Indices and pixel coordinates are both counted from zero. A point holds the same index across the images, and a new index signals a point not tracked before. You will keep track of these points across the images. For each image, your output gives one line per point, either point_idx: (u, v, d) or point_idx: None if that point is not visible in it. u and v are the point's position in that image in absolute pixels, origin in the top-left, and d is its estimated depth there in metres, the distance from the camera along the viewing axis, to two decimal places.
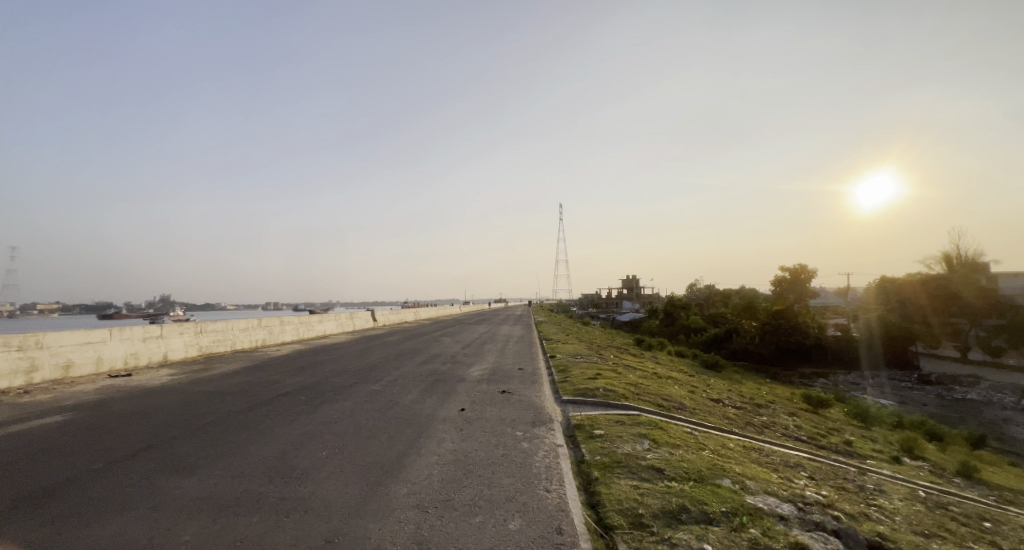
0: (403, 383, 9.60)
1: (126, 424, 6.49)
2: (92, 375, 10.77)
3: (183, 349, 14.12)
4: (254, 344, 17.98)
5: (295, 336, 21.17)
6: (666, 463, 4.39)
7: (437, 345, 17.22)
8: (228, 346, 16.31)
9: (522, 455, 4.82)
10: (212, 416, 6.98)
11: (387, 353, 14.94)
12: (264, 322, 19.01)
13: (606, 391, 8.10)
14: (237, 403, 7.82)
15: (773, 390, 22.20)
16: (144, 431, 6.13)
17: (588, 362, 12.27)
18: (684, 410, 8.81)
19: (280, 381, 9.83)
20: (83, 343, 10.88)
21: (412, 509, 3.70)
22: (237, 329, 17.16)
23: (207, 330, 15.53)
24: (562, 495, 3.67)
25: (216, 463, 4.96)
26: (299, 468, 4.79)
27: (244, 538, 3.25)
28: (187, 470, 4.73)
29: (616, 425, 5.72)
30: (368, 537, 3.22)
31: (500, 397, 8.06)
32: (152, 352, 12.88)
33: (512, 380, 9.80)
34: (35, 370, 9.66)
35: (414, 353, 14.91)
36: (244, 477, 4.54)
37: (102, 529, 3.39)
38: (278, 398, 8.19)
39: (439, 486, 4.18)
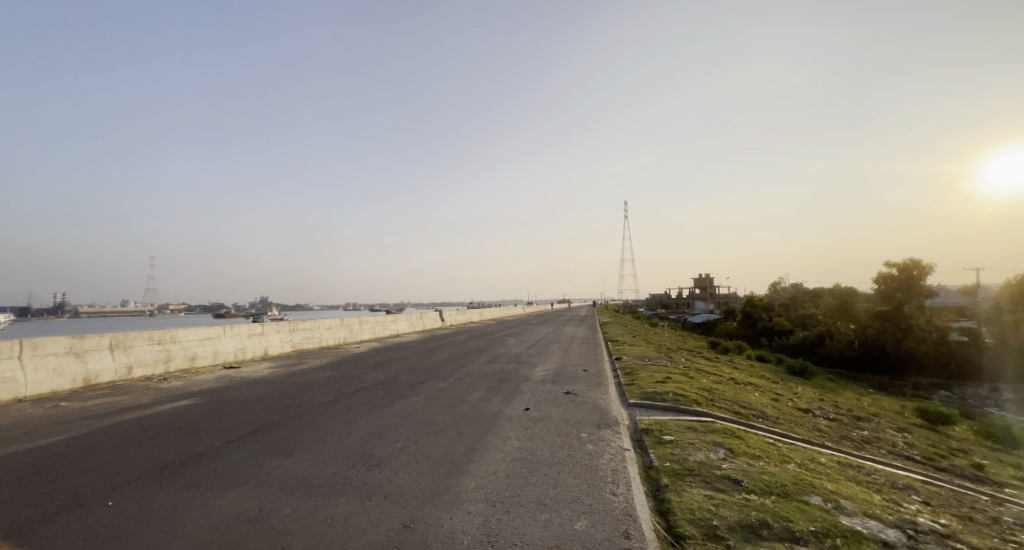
0: (470, 381, 9.94)
1: (236, 409, 7.47)
2: (211, 366, 12.52)
3: (280, 345, 15.89)
4: (338, 341, 19.71)
5: (372, 334, 22.82)
6: (744, 474, 4.12)
7: (501, 345, 17.53)
8: (316, 343, 18.02)
9: (587, 457, 4.81)
10: (304, 406, 7.79)
11: (455, 352, 15.54)
12: (346, 322, 20.74)
13: (676, 396, 7.74)
14: (324, 395, 8.64)
15: (879, 402, 19.53)
16: (252, 416, 7.02)
17: (657, 366, 11.77)
18: (766, 420, 8.13)
19: (361, 377, 10.68)
20: (204, 338, 12.69)
21: (480, 502, 3.86)
22: (323, 328, 18.93)
23: (299, 328, 17.33)
24: (629, 500, 3.61)
25: (310, 447, 5.56)
26: (378, 457, 5.20)
27: (334, 517, 3.62)
28: (287, 452, 5.37)
29: (687, 432, 5.46)
30: (441, 525, 3.42)
31: (565, 398, 8.05)
32: (256, 347, 14.66)
33: (577, 381, 9.73)
34: (169, 360, 11.46)
35: (480, 352, 15.35)
36: (332, 462, 5.04)
37: (223, 498, 3.98)
38: (359, 392, 8.94)
39: (506, 482, 4.32)
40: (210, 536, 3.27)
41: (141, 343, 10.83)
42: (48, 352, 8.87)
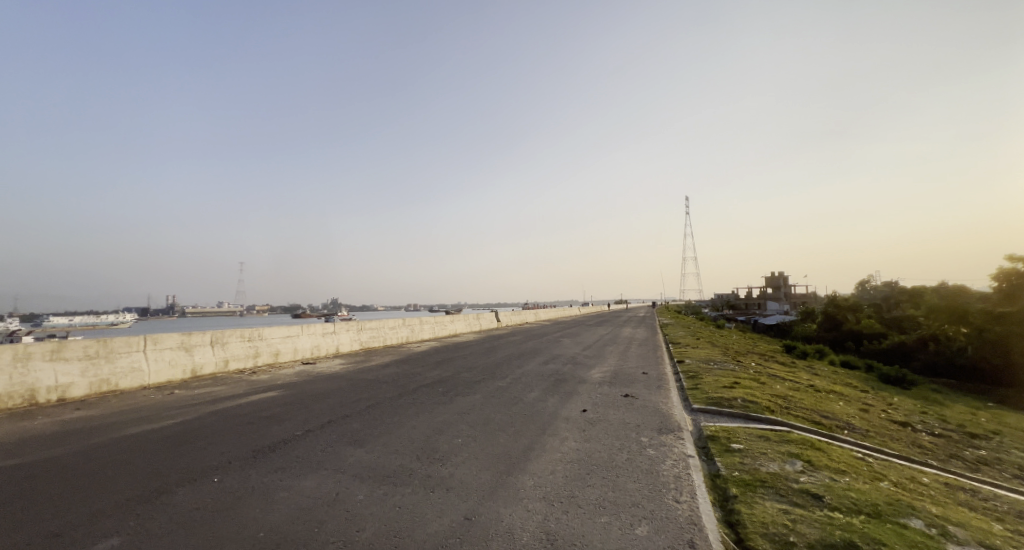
0: (527, 381, 10.00)
1: (314, 402, 8.15)
2: (292, 361, 13.75)
3: (350, 343, 17.06)
4: (401, 340, 20.75)
5: (432, 334, 23.73)
6: (827, 490, 3.78)
7: (557, 346, 17.43)
8: (381, 341, 19.11)
9: (648, 462, 4.68)
10: (372, 400, 8.32)
11: (511, 352, 15.74)
12: (408, 322, 21.78)
13: (745, 402, 7.26)
14: (390, 391, 9.16)
15: (1001, 418, 16.82)
16: (327, 409, 7.63)
17: (724, 370, 11.09)
18: (853, 432, 7.36)
19: (422, 374, 11.19)
20: (285, 336, 13.99)
21: (539, 501, 3.91)
22: (388, 328, 20.03)
23: (366, 327, 18.50)
24: (694, 508, 3.46)
25: (379, 439, 5.95)
26: (440, 451, 5.43)
27: (401, 505, 3.85)
28: (359, 442, 5.78)
29: (758, 441, 5.11)
30: (501, 520, 3.50)
31: (623, 401, 7.86)
32: (329, 344, 15.88)
33: (636, 384, 9.45)
34: (258, 355, 12.76)
35: (535, 352, 15.42)
36: (399, 454, 5.35)
37: (304, 481, 4.37)
38: (421, 388, 9.38)
39: (563, 482, 4.33)
40: (295, 514, 3.62)
41: (235, 339, 12.17)
42: (163, 347, 10.25)
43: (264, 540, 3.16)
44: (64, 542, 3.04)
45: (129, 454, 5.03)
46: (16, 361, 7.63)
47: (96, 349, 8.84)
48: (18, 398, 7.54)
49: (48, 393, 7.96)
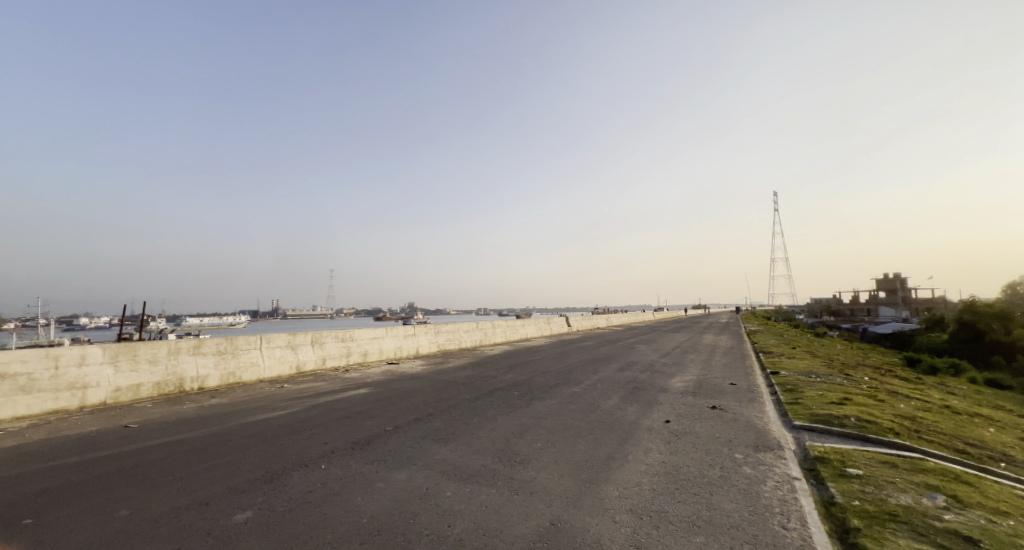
0: (603, 388, 9.76)
1: (400, 400, 8.70)
2: (379, 361, 14.82)
3: (428, 345, 18.00)
4: (475, 343, 21.44)
5: (504, 338, 24.18)
6: (981, 532, 3.19)
7: (632, 352, 16.78)
8: (457, 344, 19.88)
9: (745, 481, 4.31)
10: (452, 401, 8.67)
11: (584, 357, 15.46)
12: (481, 325, 22.45)
13: (860, 421, 6.40)
14: (468, 392, 9.49)
15: None
16: (412, 407, 8.10)
17: (828, 383, 9.89)
18: (1008, 464, 6.13)
19: (498, 377, 11.44)
20: (372, 337, 15.14)
21: (626, 513, 3.79)
22: (463, 331, 20.83)
23: (443, 330, 19.40)
24: (807, 537, 3.14)
25: (462, 439, 6.18)
26: (521, 454, 5.51)
27: (488, 505, 3.97)
28: (444, 441, 6.07)
29: (882, 467, 4.47)
30: (588, 529, 3.46)
31: (711, 413, 7.35)
32: (410, 346, 16.88)
33: (724, 395, 8.78)
34: (350, 355, 13.95)
35: (609, 358, 14.99)
36: (482, 454, 5.52)
37: (398, 474, 4.69)
38: (498, 391, 9.59)
39: (651, 495, 4.15)
40: (393, 504, 3.89)
41: (331, 340, 13.44)
42: (275, 345, 11.65)
43: (369, 526, 3.44)
44: (212, 511, 3.57)
45: (253, 439, 5.78)
46: (168, 355, 9.16)
47: (224, 346, 10.29)
48: (170, 386, 9.04)
49: (191, 382, 9.44)
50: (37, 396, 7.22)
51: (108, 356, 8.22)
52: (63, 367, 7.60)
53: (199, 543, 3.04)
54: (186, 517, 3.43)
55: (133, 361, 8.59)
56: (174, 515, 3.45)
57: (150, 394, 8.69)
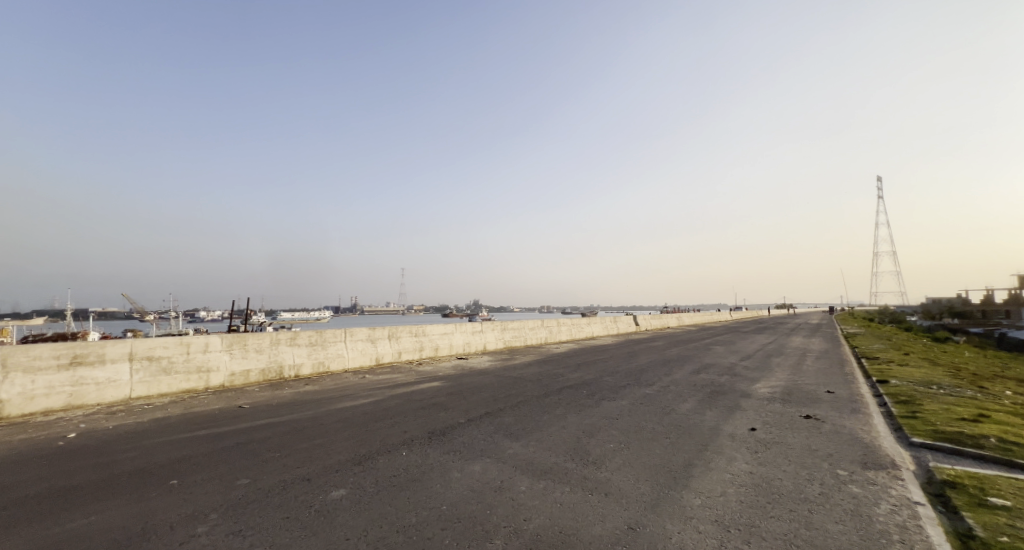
0: (678, 391, 9.28)
1: (470, 394, 8.98)
2: (449, 355, 15.44)
3: (495, 341, 18.37)
4: (540, 340, 21.49)
5: (570, 336, 23.94)
6: None
7: (708, 354, 15.76)
8: (522, 341, 20.06)
9: (851, 501, 3.84)
10: (520, 397, 8.76)
11: (655, 358, 14.79)
12: (546, 323, 22.44)
13: (1001, 443, 5.41)
14: (536, 389, 9.52)
15: None
16: (482, 401, 8.31)
17: (954, 396, 8.51)
18: None
19: (565, 375, 11.35)
20: (443, 333, 15.80)
21: (711, 523, 3.55)
22: (528, 328, 20.98)
23: (509, 327, 19.68)
24: None
25: (532, 435, 6.22)
26: (594, 454, 5.40)
27: (562, 502, 3.94)
28: (515, 436, 6.15)
29: None
30: (669, 537, 3.29)
31: (805, 423, 6.66)
32: (477, 342, 17.34)
33: (820, 404, 7.91)
34: (423, 349, 14.69)
35: (683, 360, 14.20)
36: (553, 451, 5.51)
37: (473, 466, 4.83)
38: (566, 389, 9.52)
39: (738, 507, 3.85)
40: (470, 494, 4.01)
41: (405, 335, 14.26)
42: (357, 338, 12.60)
43: (449, 513, 3.57)
44: (312, 486, 3.94)
45: (342, 423, 6.31)
46: (271, 345, 10.31)
47: (315, 338, 11.36)
48: (273, 372, 10.17)
49: (289, 369, 10.55)
50: (175, 377, 8.53)
51: (226, 345, 9.46)
52: (193, 353, 8.89)
53: (303, 513, 3.37)
54: (291, 490, 3.82)
55: (244, 349, 9.79)
56: (282, 488, 3.86)
57: (258, 379, 9.84)
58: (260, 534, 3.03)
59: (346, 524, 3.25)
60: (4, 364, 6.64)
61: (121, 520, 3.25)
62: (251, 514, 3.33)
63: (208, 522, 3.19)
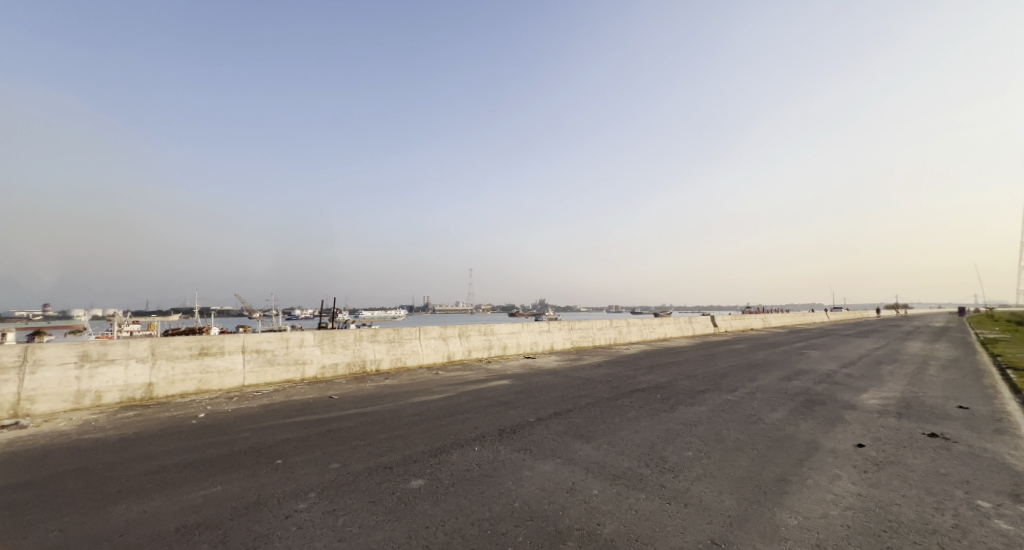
0: (765, 398, 8.47)
1: (539, 393, 8.98)
2: (517, 354, 15.61)
3: (562, 341, 18.22)
4: (609, 340, 20.91)
5: (641, 337, 22.98)
6: None
7: (801, 359, 14.21)
8: (590, 342, 19.66)
9: (998, 540, 3.21)
10: (590, 398, 8.59)
11: (737, 362, 13.66)
12: (615, 323, 21.78)
13: None
14: (606, 391, 9.27)
15: None
16: (551, 401, 8.28)
17: None
18: None
19: (636, 377, 10.91)
20: (510, 332, 16.01)
21: (810, 547, 3.19)
22: (596, 328, 20.52)
23: (577, 327, 19.40)
24: None
25: (603, 438, 6.06)
26: (671, 461, 5.13)
27: (639, 509, 3.78)
28: (585, 437, 6.03)
29: None
30: None
31: (928, 442, 5.72)
32: (545, 342, 17.33)
33: (949, 422, 6.74)
34: (491, 347, 15.01)
35: (770, 365, 12.97)
36: (626, 456, 5.32)
37: (544, 465, 4.83)
38: (639, 392, 9.15)
39: (844, 532, 3.41)
40: (542, 493, 4.01)
41: (475, 333, 14.67)
42: (430, 336, 13.22)
43: (521, 510, 3.59)
44: (394, 474, 4.20)
45: (419, 417, 6.65)
46: (355, 341, 11.18)
47: (393, 335, 12.11)
48: (357, 366, 11.02)
49: (370, 364, 11.36)
50: (278, 368, 9.60)
51: (317, 340, 10.43)
52: (291, 347, 9.93)
53: (387, 499, 3.60)
54: (375, 476, 4.10)
55: (333, 344, 10.73)
56: (367, 473, 4.16)
57: (345, 372, 10.74)
58: (351, 515, 3.28)
59: (425, 513, 3.41)
60: (152, 353, 7.98)
61: (240, 491, 3.72)
62: (342, 495, 3.63)
63: (307, 500, 3.53)
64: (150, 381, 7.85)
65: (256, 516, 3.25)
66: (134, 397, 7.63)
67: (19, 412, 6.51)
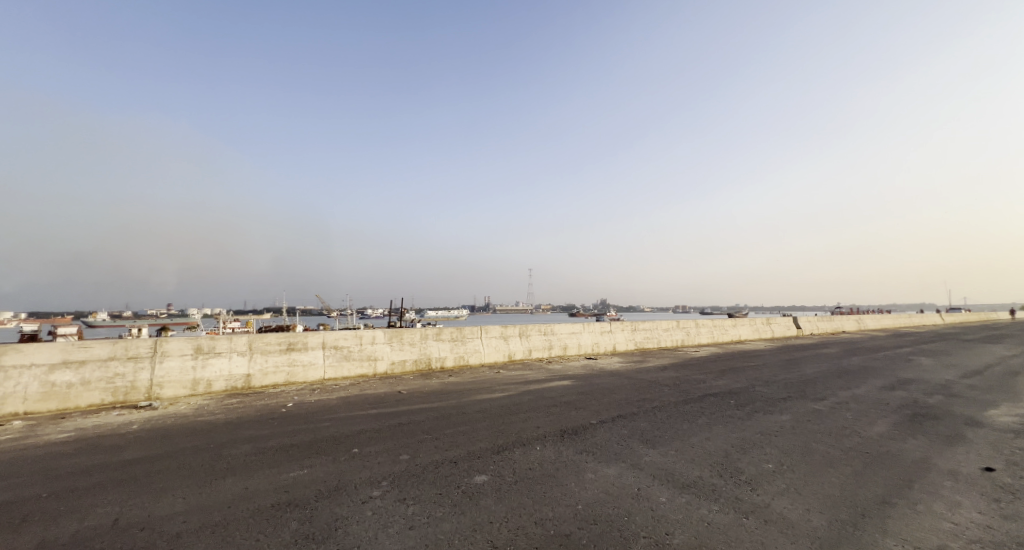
0: (862, 409, 7.56)
1: (601, 395, 8.80)
2: (577, 355, 15.41)
3: (625, 342, 17.66)
4: (676, 342, 19.90)
5: (711, 339, 21.56)
6: None
7: (907, 367, 12.46)
8: (655, 343, 18.83)
9: None
10: (656, 402, 8.24)
11: (825, 368, 12.33)
12: (682, 324, 20.67)
13: None
14: (673, 395, 8.84)
15: None
16: (614, 403, 8.07)
17: None
18: None
19: (707, 382, 10.27)
20: (571, 332, 15.84)
21: None
22: (662, 329, 19.63)
23: (640, 328, 18.70)
24: None
25: (671, 444, 5.79)
26: (748, 473, 4.77)
27: (711, 522, 3.56)
28: (651, 442, 5.81)
29: None
30: None
31: None
32: (606, 343, 16.91)
33: None
34: (552, 348, 14.95)
35: (867, 372, 11.53)
36: (696, 464, 5.04)
37: (608, 468, 4.72)
38: (710, 397, 8.61)
39: None
40: (605, 497, 3.92)
41: (535, 333, 14.72)
42: (492, 335, 13.48)
43: (585, 513, 3.53)
44: (460, 469, 4.34)
45: (482, 414, 6.81)
46: (421, 339, 11.72)
47: (456, 334, 12.53)
48: (423, 363, 11.55)
49: (435, 361, 11.84)
50: (353, 363, 10.35)
51: (387, 338, 11.08)
52: (364, 344, 10.64)
53: (453, 492, 3.73)
54: (442, 469, 4.27)
55: (401, 342, 11.34)
56: (434, 466, 4.34)
57: (412, 368, 11.30)
58: (420, 505, 3.45)
59: (489, 508, 3.48)
60: (250, 347, 9.00)
61: (323, 475, 4.07)
62: (412, 486, 3.82)
63: (380, 488, 3.76)
64: (248, 372, 8.85)
65: (337, 499, 3.53)
66: (237, 386, 8.65)
67: (152, 395, 7.70)
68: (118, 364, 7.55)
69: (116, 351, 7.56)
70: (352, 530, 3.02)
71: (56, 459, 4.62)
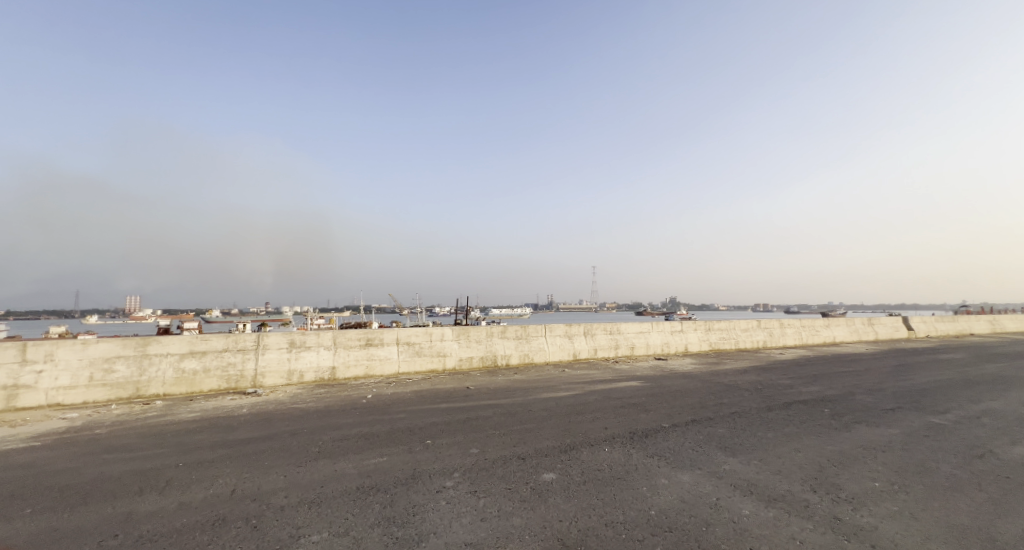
0: (997, 426, 6.40)
1: (673, 397, 8.39)
2: (646, 355, 14.83)
3: (698, 342, 16.65)
4: (756, 343, 18.35)
5: (800, 341, 19.57)
6: None
7: None
8: (732, 344, 17.51)
9: None
10: (735, 407, 7.68)
11: (945, 376, 10.63)
12: (764, 323, 19.01)
13: None
14: (755, 400, 8.17)
15: None
16: (687, 407, 7.65)
17: None
18: None
19: (794, 387, 9.36)
20: (638, 332, 15.29)
21: None
22: (740, 329, 18.22)
23: (715, 328, 17.50)
24: None
25: (753, 452, 5.37)
26: (846, 490, 4.28)
27: (803, 540, 3.25)
28: (730, 450, 5.43)
29: None
30: None
31: None
32: (677, 343, 16.06)
33: None
34: (619, 347, 14.52)
35: (1002, 382, 9.75)
36: (784, 476, 4.62)
37: (681, 475, 4.49)
38: (799, 404, 7.83)
39: None
40: (680, 504, 3.74)
41: (600, 332, 14.42)
42: (556, 333, 13.42)
43: (658, 519, 3.39)
44: (528, 466, 4.38)
45: (548, 412, 6.84)
46: (486, 337, 12.01)
47: (521, 332, 12.67)
48: (489, 360, 11.82)
49: (501, 359, 12.06)
50: (424, 358, 10.89)
51: (455, 335, 11.51)
52: (434, 340, 11.14)
53: (522, 488, 3.78)
54: (510, 465, 4.34)
55: (468, 339, 11.71)
56: (501, 462, 4.42)
57: (479, 364, 11.62)
58: (490, 498, 3.54)
59: (559, 506, 3.48)
60: (334, 342, 9.85)
61: (400, 463, 4.33)
62: (482, 479, 3.94)
63: (452, 479, 3.92)
64: (334, 365, 9.69)
65: (413, 487, 3.74)
66: (324, 377, 9.50)
67: (256, 383, 8.73)
68: (230, 355, 8.66)
69: (228, 343, 8.68)
70: (428, 517, 3.18)
71: (187, 434, 5.44)
